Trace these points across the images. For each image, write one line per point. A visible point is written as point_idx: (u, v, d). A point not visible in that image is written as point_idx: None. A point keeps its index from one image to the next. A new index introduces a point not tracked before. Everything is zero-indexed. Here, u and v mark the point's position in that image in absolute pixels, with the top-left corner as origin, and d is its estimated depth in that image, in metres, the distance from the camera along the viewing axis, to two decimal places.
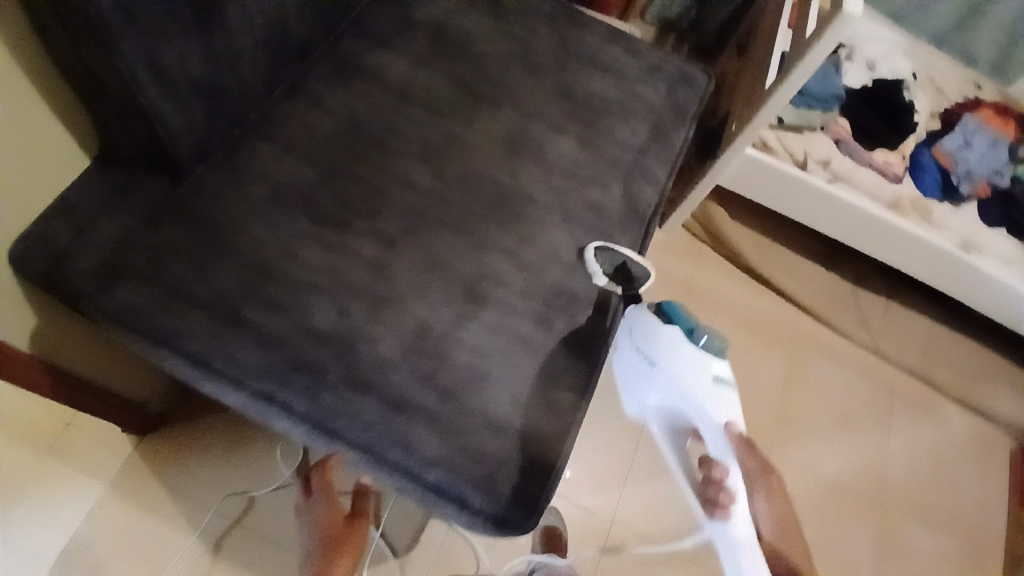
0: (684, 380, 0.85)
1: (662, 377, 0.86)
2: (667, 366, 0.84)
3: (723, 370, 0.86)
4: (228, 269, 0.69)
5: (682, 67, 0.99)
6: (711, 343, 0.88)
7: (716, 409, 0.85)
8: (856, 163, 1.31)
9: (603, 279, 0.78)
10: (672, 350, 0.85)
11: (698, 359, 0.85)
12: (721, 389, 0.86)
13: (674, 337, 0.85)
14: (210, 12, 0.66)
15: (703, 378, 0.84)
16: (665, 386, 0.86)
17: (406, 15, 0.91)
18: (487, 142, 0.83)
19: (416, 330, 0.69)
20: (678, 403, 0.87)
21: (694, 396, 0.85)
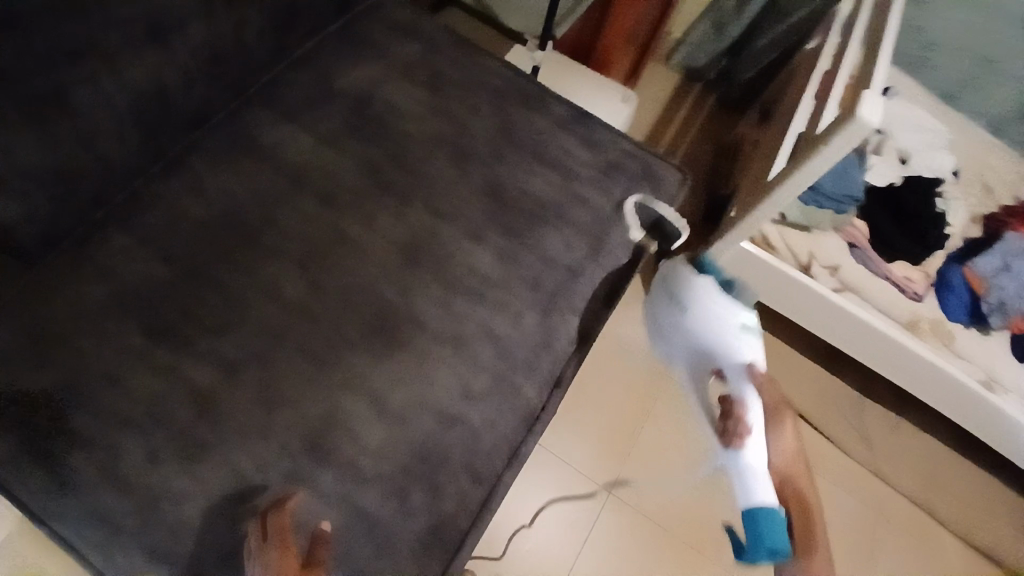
0: (711, 320, 0.96)
1: (693, 326, 0.99)
2: (700, 314, 0.97)
3: (750, 322, 0.95)
4: (38, 394, 0.60)
5: (648, 164, 0.85)
6: (745, 296, 0.97)
7: (739, 348, 0.94)
8: (871, 272, 1.11)
9: (638, 233, 0.81)
10: (706, 298, 0.97)
11: (727, 308, 0.95)
12: (746, 334, 0.95)
13: (708, 289, 0.97)
14: (41, 101, 0.56)
15: (728, 322, 0.94)
16: (695, 330, 0.99)
17: (327, 82, 0.80)
18: (384, 246, 0.71)
19: (235, 490, 0.58)
20: (706, 341, 0.98)
21: (722, 339, 0.95)
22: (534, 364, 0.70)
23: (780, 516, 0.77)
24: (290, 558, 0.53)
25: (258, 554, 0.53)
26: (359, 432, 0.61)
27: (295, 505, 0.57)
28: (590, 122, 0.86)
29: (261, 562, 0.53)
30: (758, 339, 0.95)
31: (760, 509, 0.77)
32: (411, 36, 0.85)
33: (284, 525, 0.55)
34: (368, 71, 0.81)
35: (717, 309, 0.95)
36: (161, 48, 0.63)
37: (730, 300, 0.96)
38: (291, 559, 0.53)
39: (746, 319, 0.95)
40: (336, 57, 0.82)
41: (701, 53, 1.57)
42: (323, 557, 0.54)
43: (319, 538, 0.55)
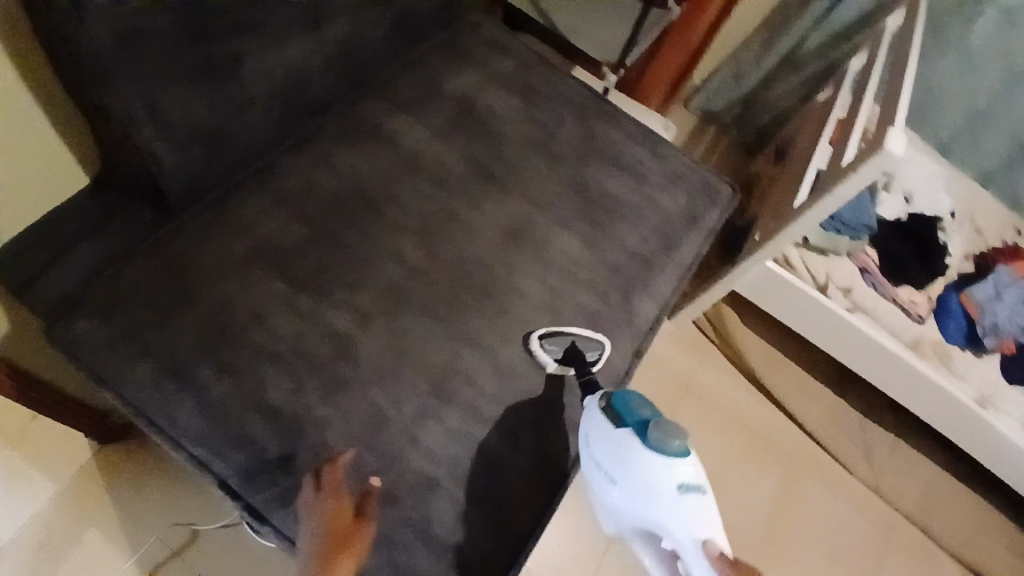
0: (641, 491, 0.67)
1: (618, 494, 0.69)
2: (621, 480, 0.68)
3: (688, 475, 0.68)
4: (188, 326, 0.65)
5: (707, 178, 0.97)
6: (673, 441, 0.67)
7: (682, 519, 0.67)
8: (880, 294, 1.24)
9: (554, 365, 0.74)
10: (623, 456, 0.68)
11: (659, 469, 0.67)
12: (688, 495, 0.68)
13: (627, 447, 0.67)
14: (215, 64, 0.65)
15: (663, 489, 0.67)
16: (625, 500, 0.69)
17: (435, 84, 0.90)
18: (488, 226, 0.80)
19: (371, 417, 0.65)
20: (646, 517, 0.69)
21: (664, 514, 0.67)
22: (616, 337, 0.80)
23: None
24: (340, 509, 0.58)
25: (314, 503, 0.59)
26: (472, 378, 0.70)
27: (346, 460, 0.62)
28: (656, 138, 0.97)
29: (317, 511, 0.59)
30: (705, 495, 0.69)
31: None
32: (503, 52, 0.97)
33: (336, 479, 0.60)
34: (468, 78, 0.92)
35: (645, 473, 0.67)
36: (313, 33, 0.73)
37: (662, 457, 0.67)
38: (342, 508, 0.58)
39: (682, 476, 0.68)
40: (439, 63, 0.92)
41: (719, 98, 1.61)
42: (369, 508, 0.59)
43: (369, 492, 0.60)
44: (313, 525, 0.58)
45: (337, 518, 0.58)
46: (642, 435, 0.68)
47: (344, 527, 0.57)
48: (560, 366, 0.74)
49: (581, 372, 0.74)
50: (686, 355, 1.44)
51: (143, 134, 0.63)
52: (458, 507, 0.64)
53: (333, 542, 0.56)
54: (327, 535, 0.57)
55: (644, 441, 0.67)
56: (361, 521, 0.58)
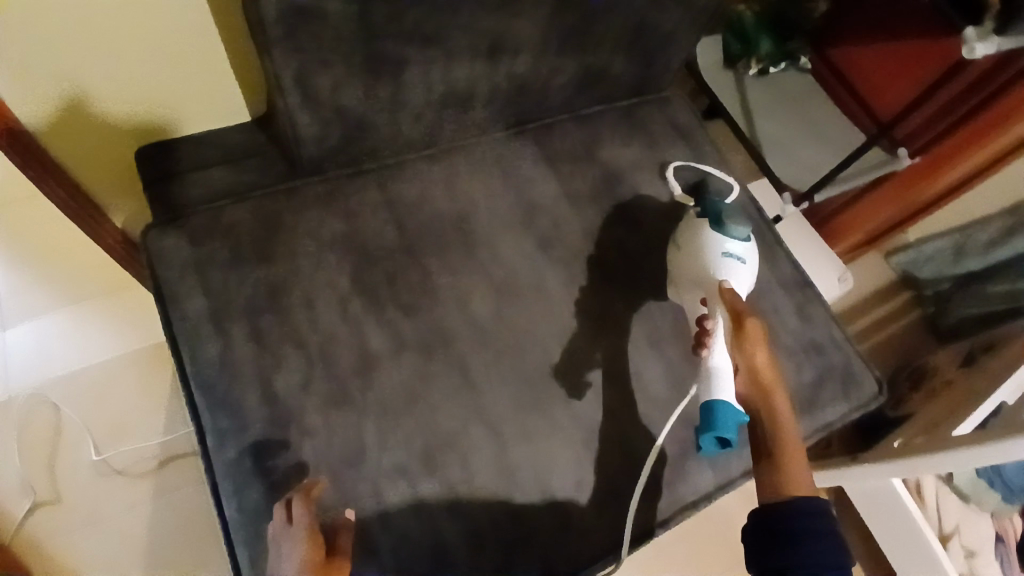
0: (692, 250, 0.72)
1: (675, 260, 0.74)
2: (683, 244, 0.73)
3: (738, 250, 0.71)
4: (249, 280, 0.67)
5: (851, 364, 0.79)
6: (738, 224, 0.72)
7: (721, 276, 0.70)
8: (1002, 573, 1.01)
9: (679, 189, 0.83)
10: (690, 223, 0.74)
11: (712, 238, 0.71)
12: (731, 261, 0.70)
13: (697, 225, 0.73)
14: (378, 60, 0.65)
15: (709, 250, 0.71)
16: (678, 266, 0.73)
17: (594, 146, 0.84)
18: (569, 311, 0.73)
19: (351, 451, 0.61)
20: (688, 279, 0.72)
21: (706, 272, 0.70)
22: (651, 494, 0.67)
23: (737, 411, 0.62)
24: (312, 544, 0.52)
25: (287, 538, 0.53)
26: (470, 459, 0.63)
27: (316, 490, 0.58)
28: (810, 294, 0.82)
29: (290, 547, 0.52)
30: (747, 270, 0.71)
31: (720, 398, 0.63)
32: (681, 139, 0.88)
33: (307, 511, 0.55)
34: (630, 153, 0.85)
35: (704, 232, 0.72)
36: (487, 62, 0.72)
37: (720, 230, 0.72)
38: (317, 543, 0.52)
39: (732, 245, 0.71)
40: (609, 127, 0.86)
41: (929, 265, 1.10)
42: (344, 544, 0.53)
43: (343, 526, 0.55)
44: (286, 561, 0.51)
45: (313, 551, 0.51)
46: (711, 217, 0.73)
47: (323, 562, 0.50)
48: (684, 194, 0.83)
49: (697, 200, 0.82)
50: None
51: (289, 102, 0.66)
52: None
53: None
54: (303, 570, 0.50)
55: (712, 220, 0.73)
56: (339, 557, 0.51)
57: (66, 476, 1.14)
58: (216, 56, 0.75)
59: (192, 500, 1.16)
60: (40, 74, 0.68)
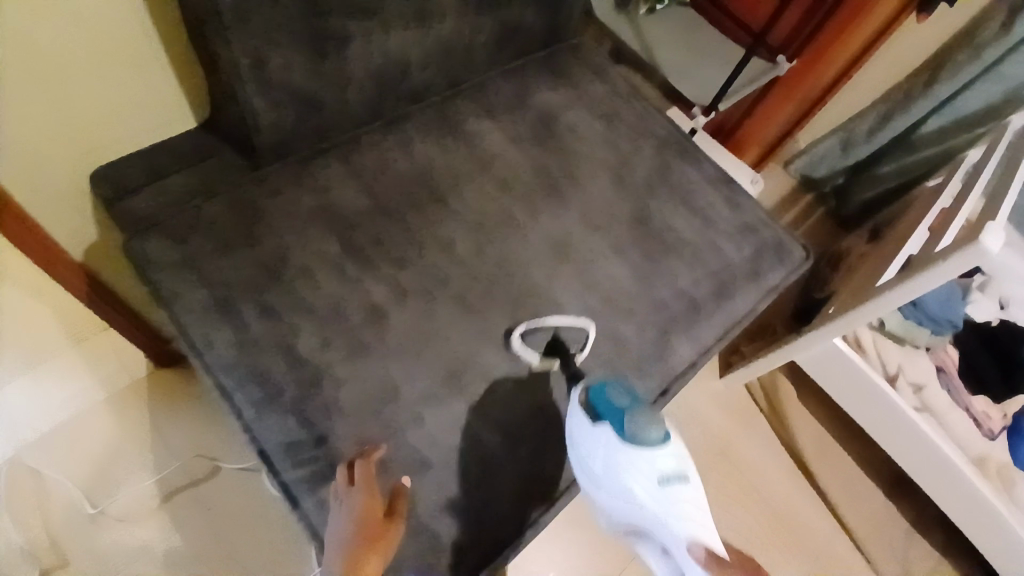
0: (624, 491, 0.66)
1: (604, 493, 0.68)
2: (607, 483, 0.66)
3: (669, 465, 0.67)
4: (244, 263, 0.71)
5: (781, 236, 0.93)
6: (650, 433, 0.67)
7: (670, 512, 0.66)
8: (952, 400, 1.13)
9: (535, 356, 0.74)
10: (604, 455, 0.66)
11: (639, 469, 0.65)
12: (673, 487, 0.66)
13: (610, 452, 0.66)
14: (324, 38, 0.71)
15: (643, 484, 0.66)
16: (614, 502, 0.68)
17: (525, 95, 0.93)
18: (539, 237, 0.81)
19: (383, 389, 0.68)
20: (635, 519, 0.67)
21: (653, 511, 0.66)
22: (644, 369, 0.78)
23: None
24: (371, 505, 0.60)
25: (342, 492, 0.60)
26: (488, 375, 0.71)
27: (378, 456, 0.64)
28: (734, 187, 0.95)
29: (349, 501, 0.60)
30: (687, 479, 0.68)
31: None
32: (598, 77, 0.98)
33: (369, 474, 0.61)
34: (557, 96, 0.94)
35: (625, 470, 0.65)
36: (419, 28, 0.78)
37: (638, 451, 0.66)
38: (374, 505, 0.59)
39: (664, 465, 0.66)
40: (533, 77, 0.95)
41: (822, 165, 1.38)
42: (399, 506, 0.60)
43: (398, 490, 0.61)
44: (343, 514, 0.59)
45: (369, 512, 0.59)
46: (622, 434, 0.66)
47: (373, 523, 0.58)
48: (541, 359, 0.74)
49: (565, 363, 0.74)
50: (733, 420, 1.33)
51: (245, 89, 0.70)
52: (444, 498, 0.65)
53: (366, 538, 0.57)
54: (357, 530, 0.58)
55: (620, 444, 0.66)
56: (392, 517, 0.59)
57: (64, 535, 1.11)
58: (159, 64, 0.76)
59: (204, 531, 1.16)
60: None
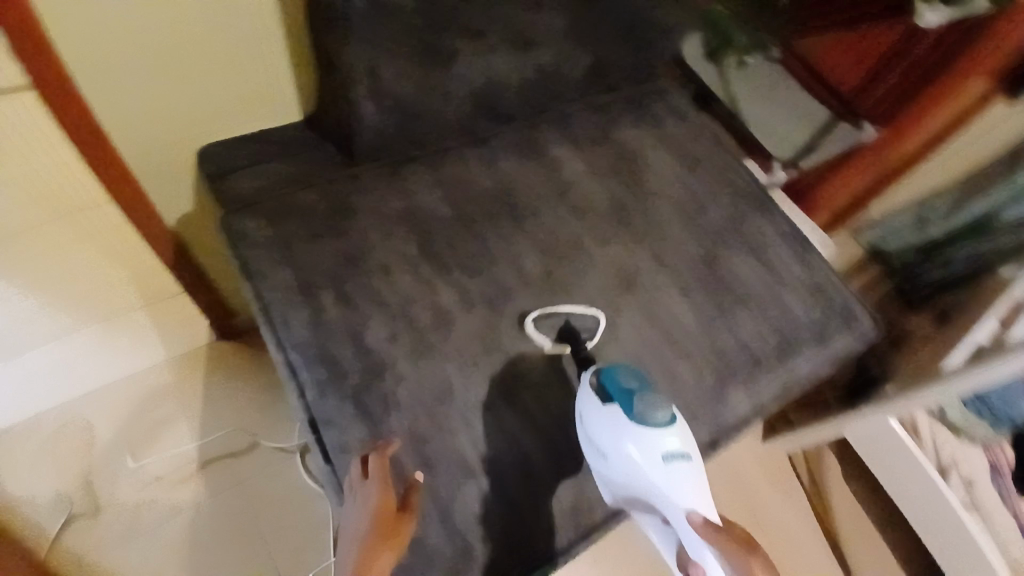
0: (626, 460, 0.65)
1: (610, 469, 0.67)
2: (612, 456, 0.66)
3: (675, 444, 0.66)
4: (329, 252, 0.75)
5: (850, 302, 0.91)
6: (659, 412, 0.67)
7: (672, 488, 0.65)
8: (1002, 501, 1.08)
9: (548, 342, 0.75)
10: (612, 433, 0.66)
11: (642, 446, 0.65)
12: (676, 466, 0.65)
13: (616, 424, 0.66)
14: (436, 53, 0.75)
15: (647, 458, 0.65)
16: (617, 478, 0.67)
17: (609, 128, 0.95)
18: (607, 267, 0.83)
19: (440, 390, 0.70)
20: (639, 493, 0.66)
21: (655, 489, 0.65)
22: (697, 415, 0.78)
23: None
24: (383, 500, 0.61)
25: (359, 488, 0.62)
26: (541, 393, 0.72)
27: (392, 451, 0.65)
28: (808, 246, 0.94)
29: (365, 495, 0.61)
30: (693, 461, 0.67)
31: None
32: (682, 121, 1.00)
33: (383, 470, 0.62)
34: (641, 133, 0.96)
35: (629, 442, 0.65)
36: (521, 54, 0.83)
37: (644, 430, 0.66)
38: (387, 502, 0.60)
39: (670, 445, 0.66)
40: (619, 111, 0.97)
41: (895, 236, 1.23)
42: (413, 503, 0.61)
43: (410, 487, 0.62)
44: (361, 508, 0.61)
45: (383, 508, 0.60)
46: (630, 412, 0.67)
47: (387, 518, 0.59)
48: (554, 343, 0.75)
49: (576, 351, 0.75)
50: (769, 484, 1.29)
51: (358, 92, 0.75)
52: (483, 508, 0.67)
53: (381, 534, 0.58)
54: (372, 525, 0.59)
55: (628, 417, 0.67)
56: (404, 514, 0.60)
57: (105, 484, 1.17)
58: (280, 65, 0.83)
59: (235, 504, 1.19)
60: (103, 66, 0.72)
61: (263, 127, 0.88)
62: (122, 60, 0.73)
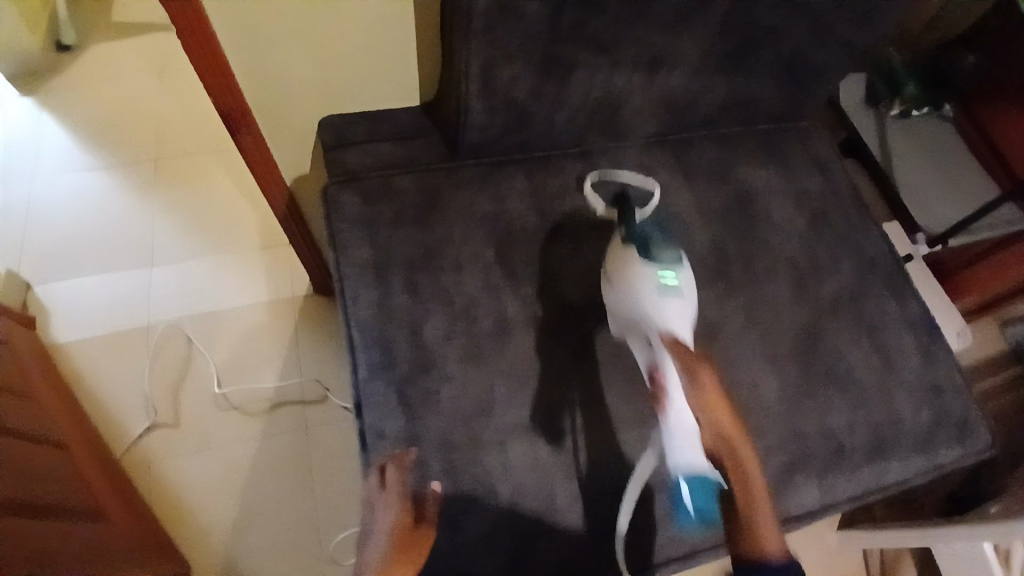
0: (624, 278, 0.69)
1: (615, 302, 0.70)
2: (615, 278, 0.70)
3: (672, 279, 0.68)
4: (410, 240, 0.76)
5: (970, 414, 0.78)
6: (667, 252, 0.70)
7: (660, 313, 0.67)
8: None
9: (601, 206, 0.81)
10: (619, 255, 0.71)
11: (642, 272, 0.68)
12: (668, 297, 0.67)
13: (625, 254, 0.70)
14: (555, 62, 0.73)
15: (643, 281, 0.67)
16: (617, 303, 0.70)
17: (729, 165, 0.88)
18: (691, 314, 0.77)
19: (482, 402, 0.68)
20: (628, 314, 0.69)
21: (643, 309, 0.67)
22: None
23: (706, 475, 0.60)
24: (400, 514, 0.60)
25: (376, 498, 0.61)
26: (585, 430, 0.68)
27: (407, 459, 0.64)
28: (935, 337, 0.81)
29: (382, 508, 0.60)
30: (686, 302, 0.69)
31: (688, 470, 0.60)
32: (818, 171, 0.90)
33: (400, 480, 0.62)
34: (766, 175, 0.88)
35: (633, 264, 0.68)
36: (647, 74, 0.78)
37: (648, 260, 0.69)
38: (403, 513, 0.60)
39: (667, 277, 0.68)
40: (745, 148, 0.90)
41: None
42: (428, 514, 0.61)
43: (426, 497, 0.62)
44: (378, 521, 0.60)
45: (400, 523, 0.59)
46: (641, 246, 0.70)
47: (404, 530, 0.58)
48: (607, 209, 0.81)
49: (622, 211, 0.76)
50: None
51: (469, 89, 0.74)
52: (493, 531, 0.64)
53: (399, 548, 0.57)
54: (389, 536, 0.58)
55: (638, 250, 0.70)
56: (421, 525, 0.59)
57: (191, 399, 1.30)
58: (407, 50, 0.85)
59: (290, 449, 1.27)
60: (252, 32, 0.77)
61: (383, 108, 0.92)
62: (269, 29, 0.77)
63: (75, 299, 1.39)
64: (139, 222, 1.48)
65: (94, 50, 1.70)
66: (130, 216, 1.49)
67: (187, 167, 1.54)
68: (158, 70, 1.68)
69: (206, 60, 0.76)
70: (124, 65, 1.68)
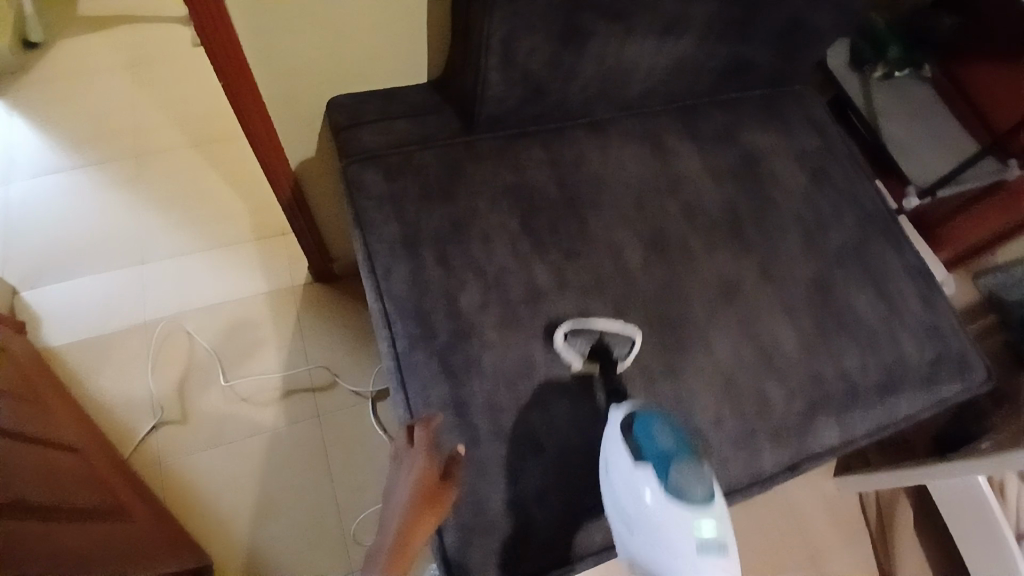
0: (650, 527, 0.58)
1: (637, 545, 0.60)
2: (635, 519, 0.59)
3: (709, 528, 0.57)
4: (436, 213, 0.77)
5: (967, 352, 0.84)
6: (696, 487, 0.58)
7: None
8: None
9: (578, 361, 0.71)
10: (637, 498, 0.59)
11: (672, 521, 0.57)
12: (708, 555, 0.57)
13: (643, 492, 0.59)
14: (572, 33, 0.75)
15: (676, 535, 0.57)
16: (643, 552, 0.60)
17: (733, 129, 0.91)
18: (710, 272, 0.80)
19: (522, 365, 0.71)
20: (658, 564, 0.59)
21: (677, 572, 0.58)
22: (782, 440, 0.74)
23: None
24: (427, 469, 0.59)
25: (405, 455, 0.62)
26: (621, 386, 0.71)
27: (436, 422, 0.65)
28: (932, 283, 0.87)
29: (410, 463, 0.61)
30: (728, 557, 0.58)
31: None
32: (815, 131, 0.94)
33: (427, 439, 0.62)
34: (768, 138, 0.92)
35: (658, 510, 0.58)
36: (657, 43, 0.80)
37: (676, 506, 0.58)
38: (430, 467, 0.59)
39: (702, 528, 0.57)
40: (747, 113, 0.93)
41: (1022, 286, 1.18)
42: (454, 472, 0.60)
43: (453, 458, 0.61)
44: (405, 475, 0.60)
45: (426, 476, 0.59)
46: (662, 479, 0.59)
47: (430, 484, 0.58)
48: (584, 362, 0.71)
49: (605, 374, 0.71)
50: (834, 526, 1.20)
51: (489, 62, 0.75)
52: (544, 487, 0.67)
53: (425, 502, 0.57)
54: (416, 488, 0.58)
55: (660, 489, 0.58)
56: (446, 481, 0.59)
57: (197, 393, 1.29)
58: (417, 27, 0.85)
59: (304, 437, 1.27)
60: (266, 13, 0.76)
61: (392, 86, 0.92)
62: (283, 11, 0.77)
63: (64, 301, 1.36)
64: (126, 219, 1.44)
65: (65, 44, 1.64)
66: (117, 214, 1.45)
67: (172, 161, 1.51)
68: (131, 63, 1.63)
69: (219, 39, 0.75)
70: (95, 60, 1.62)
